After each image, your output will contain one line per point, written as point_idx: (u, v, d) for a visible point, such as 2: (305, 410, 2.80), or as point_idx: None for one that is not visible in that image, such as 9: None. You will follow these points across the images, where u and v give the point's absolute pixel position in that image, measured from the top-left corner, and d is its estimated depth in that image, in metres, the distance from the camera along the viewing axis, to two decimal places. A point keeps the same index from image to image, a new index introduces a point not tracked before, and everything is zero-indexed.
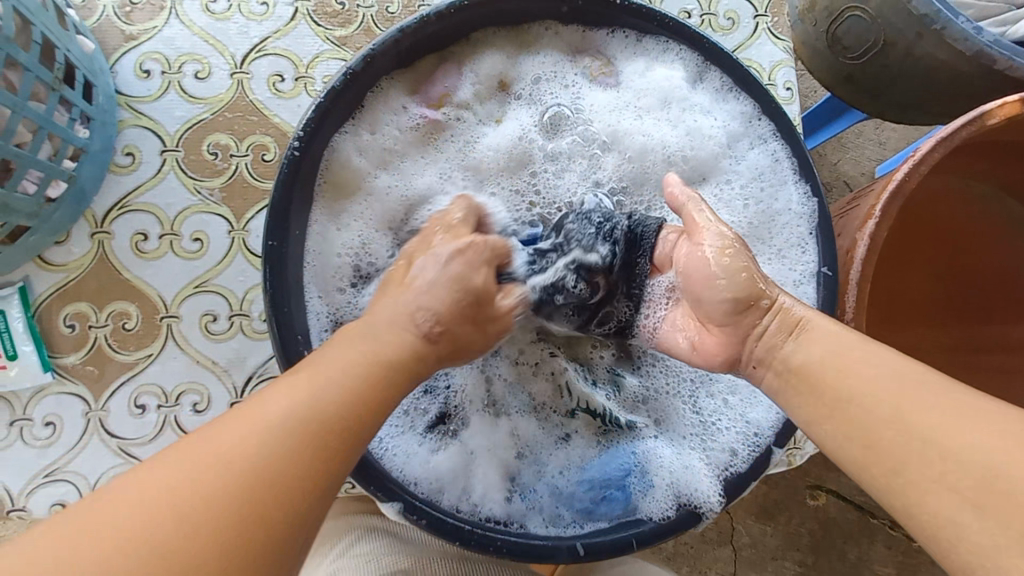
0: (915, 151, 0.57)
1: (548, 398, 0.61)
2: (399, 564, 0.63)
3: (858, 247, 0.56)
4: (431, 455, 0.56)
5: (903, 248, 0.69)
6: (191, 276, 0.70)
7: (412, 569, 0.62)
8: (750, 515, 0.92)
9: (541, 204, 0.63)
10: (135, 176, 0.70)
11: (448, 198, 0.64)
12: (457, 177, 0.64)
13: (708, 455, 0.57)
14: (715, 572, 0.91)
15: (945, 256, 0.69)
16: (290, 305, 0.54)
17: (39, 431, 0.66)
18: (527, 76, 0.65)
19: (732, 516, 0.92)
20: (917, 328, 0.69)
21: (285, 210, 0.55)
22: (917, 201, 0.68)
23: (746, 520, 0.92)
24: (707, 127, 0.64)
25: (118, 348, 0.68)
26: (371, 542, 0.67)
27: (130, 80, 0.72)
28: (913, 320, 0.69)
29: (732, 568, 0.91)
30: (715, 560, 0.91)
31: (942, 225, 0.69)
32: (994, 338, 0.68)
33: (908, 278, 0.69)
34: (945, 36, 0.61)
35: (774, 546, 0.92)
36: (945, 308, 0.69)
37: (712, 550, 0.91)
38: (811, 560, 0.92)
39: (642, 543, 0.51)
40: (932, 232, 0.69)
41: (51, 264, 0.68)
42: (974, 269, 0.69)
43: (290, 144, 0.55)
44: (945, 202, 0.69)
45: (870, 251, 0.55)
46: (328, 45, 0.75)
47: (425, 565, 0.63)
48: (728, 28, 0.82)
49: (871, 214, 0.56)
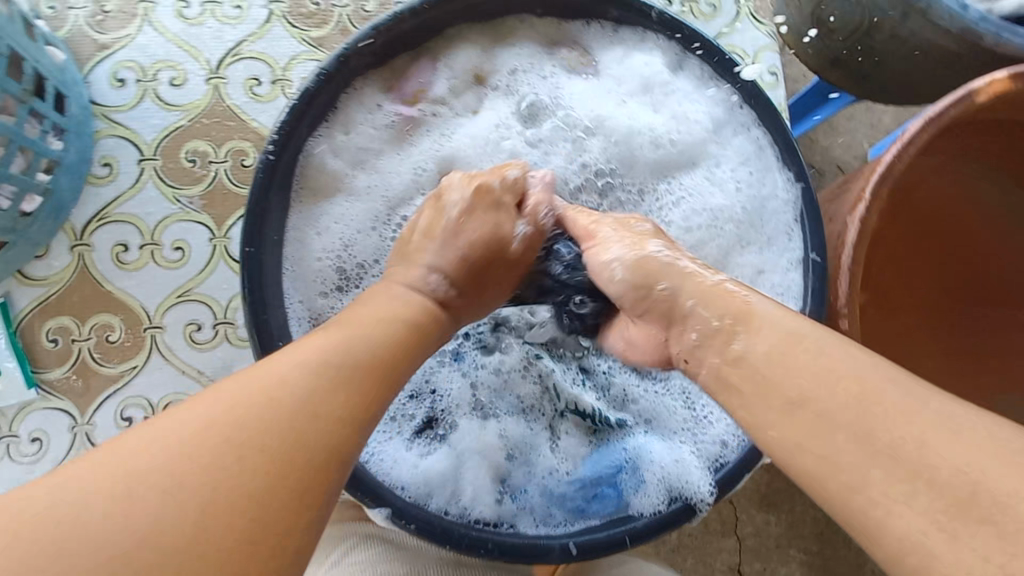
0: (903, 132, 0.56)
1: (537, 401, 0.60)
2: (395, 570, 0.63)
3: (848, 231, 0.56)
4: (420, 459, 0.56)
5: (893, 230, 0.68)
6: (174, 285, 0.69)
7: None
8: (753, 504, 0.91)
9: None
10: (113, 186, 0.70)
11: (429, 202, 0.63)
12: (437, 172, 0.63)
13: (699, 448, 0.56)
14: (719, 563, 0.91)
15: (936, 237, 0.68)
16: (272, 309, 0.54)
17: (26, 447, 0.66)
18: (503, 68, 0.64)
19: (734, 505, 0.91)
20: (908, 310, 0.68)
21: (262, 215, 0.54)
22: (909, 182, 0.67)
23: (749, 509, 0.91)
24: (692, 112, 0.63)
25: (103, 361, 0.67)
26: (368, 549, 0.67)
27: (104, 89, 0.71)
28: (906, 302, 0.68)
29: (738, 559, 0.91)
30: (720, 551, 0.91)
31: (930, 204, 0.68)
32: (984, 313, 0.68)
33: (901, 260, 0.68)
34: (930, 16, 0.60)
35: (778, 534, 0.91)
36: (937, 291, 0.68)
37: (717, 541, 0.91)
38: (816, 547, 0.92)
39: (636, 539, 0.51)
40: (920, 210, 0.68)
41: (30, 279, 0.68)
42: (965, 250, 0.69)
43: (265, 148, 0.54)
44: (936, 181, 0.68)
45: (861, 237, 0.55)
46: (305, 46, 0.74)
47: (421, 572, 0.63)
48: (711, 14, 0.81)
49: (861, 197, 0.56)
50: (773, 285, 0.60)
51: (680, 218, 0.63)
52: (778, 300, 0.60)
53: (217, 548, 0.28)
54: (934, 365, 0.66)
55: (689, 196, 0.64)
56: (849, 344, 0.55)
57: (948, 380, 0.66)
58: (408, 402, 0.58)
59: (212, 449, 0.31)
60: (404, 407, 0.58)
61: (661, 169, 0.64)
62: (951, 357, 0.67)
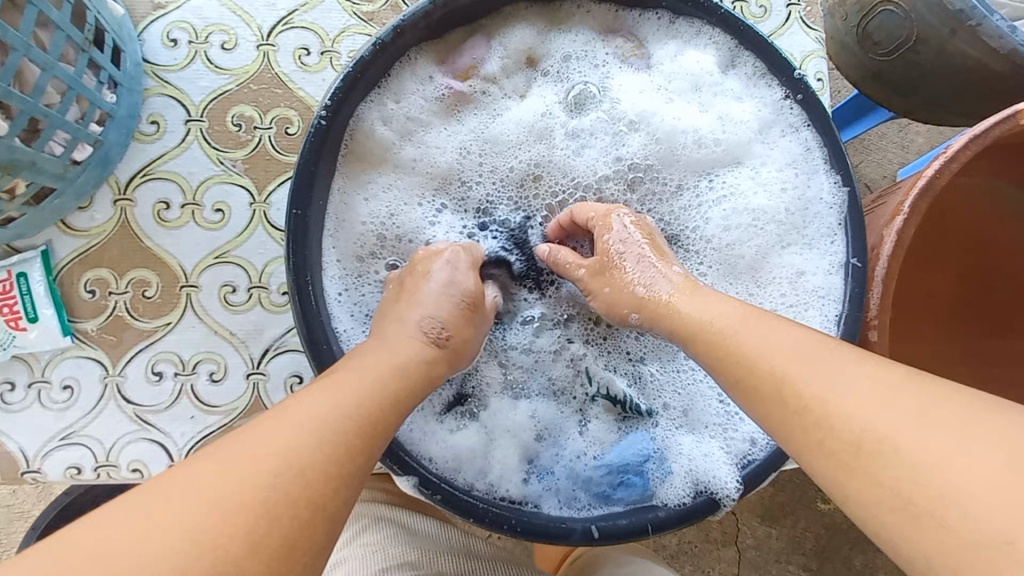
0: (948, 147, 0.56)
1: (569, 383, 0.60)
2: (405, 555, 0.65)
3: (884, 245, 0.55)
4: (450, 433, 0.56)
5: (922, 243, 0.68)
6: (212, 246, 0.70)
7: (419, 561, 0.64)
8: (756, 517, 0.91)
9: (547, 181, 0.63)
10: (158, 144, 0.70)
11: (515, 194, 0.63)
12: (513, 162, 0.63)
13: (728, 445, 0.56)
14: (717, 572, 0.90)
15: (972, 259, 0.68)
16: (314, 273, 0.54)
17: (58, 394, 0.66)
18: (557, 53, 0.64)
19: (737, 517, 0.91)
20: (932, 329, 0.68)
21: (310, 178, 0.54)
22: (945, 203, 0.67)
23: (751, 521, 0.91)
24: (739, 111, 0.63)
25: (138, 315, 0.68)
26: (378, 533, 0.69)
27: (156, 48, 0.72)
28: (924, 317, 0.68)
29: (736, 570, 0.91)
30: (719, 560, 0.90)
31: (965, 220, 0.68)
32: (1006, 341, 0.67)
33: (931, 282, 0.68)
34: (980, 33, 0.60)
35: (778, 549, 0.91)
36: (972, 313, 0.68)
37: (716, 551, 0.91)
38: (815, 564, 0.91)
39: (658, 528, 0.50)
40: (952, 226, 0.68)
41: (73, 229, 0.68)
42: (1002, 273, 0.68)
43: (317, 114, 0.55)
44: (976, 203, 0.67)
45: (896, 247, 0.55)
46: (355, 20, 0.74)
47: (432, 561, 0.65)
48: (761, 16, 0.80)
49: (899, 210, 0.56)
50: (814, 290, 0.60)
51: (720, 217, 0.64)
52: (817, 304, 0.59)
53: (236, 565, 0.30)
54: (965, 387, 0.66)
55: (732, 194, 0.64)
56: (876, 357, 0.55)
57: None
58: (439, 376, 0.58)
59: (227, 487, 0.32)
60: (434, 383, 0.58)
61: (703, 167, 0.64)
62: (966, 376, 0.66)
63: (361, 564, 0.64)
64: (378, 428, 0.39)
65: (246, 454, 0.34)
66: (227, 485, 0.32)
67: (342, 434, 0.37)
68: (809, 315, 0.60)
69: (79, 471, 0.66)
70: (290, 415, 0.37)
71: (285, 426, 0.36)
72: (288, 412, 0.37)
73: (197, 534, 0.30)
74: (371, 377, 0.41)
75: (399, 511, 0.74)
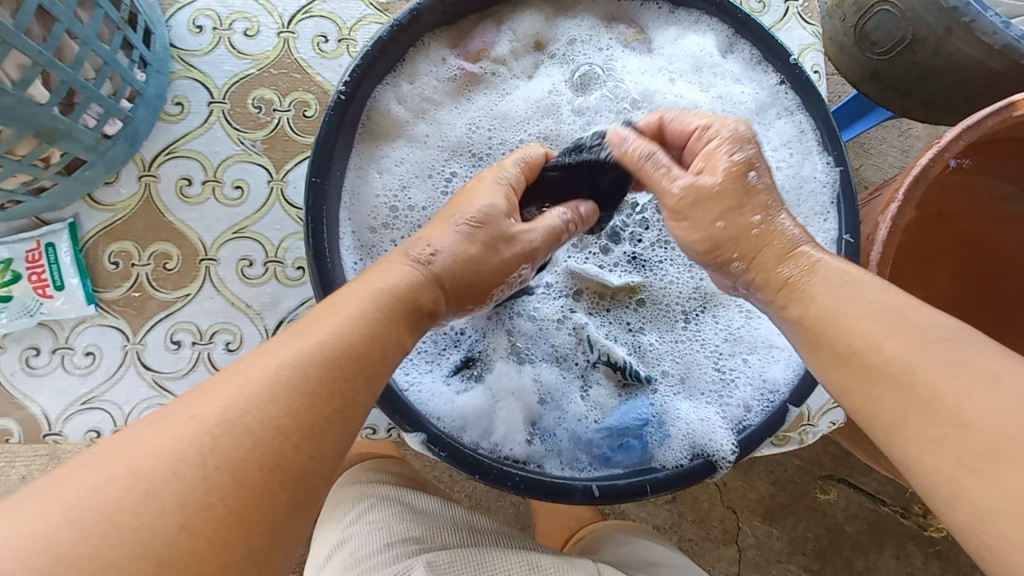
0: (942, 137, 0.58)
1: (572, 350, 0.62)
2: (410, 531, 0.66)
3: (881, 229, 0.58)
4: (456, 395, 0.58)
5: (919, 243, 0.70)
6: (231, 222, 0.73)
7: (423, 537, 0.66)
8: (757, 516, 0.92)
9: (556, 152, 0.66)
10: (183, 124, 0.74)
11: None
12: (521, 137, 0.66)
13: (724, 410, 0.58)
14: (718, 570, 0.92)
15: (962, 253, 0.71)
16: (331, 239, 0.57)
17: (80, 359, 0.69)
18: (563, 37, 0.67)
19: (737, 516, 0.92)
20: None
21: (329, 149, 0.58)
22: (935, 199, 0.69)
23: (752, 520, 0.92)
24: (739, 93, 0.65)
25: (159, 286, 0.71)
26: (383, 510, 0.69)
27: (182, 34, 0.75)
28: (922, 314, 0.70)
29: (736, 568, 0.92)
30: (719, 559, 0.92)
31: (955, 219, 0.70)
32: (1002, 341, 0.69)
33: (927, 277, 0.70)
34: (974, 29, 0.62)
35: (779, 549, 0.92)
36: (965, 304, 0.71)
37: (716, 549, 0.92)
38: (816, 565, 0.93)
39: (656, 488, 0.53)
40: (948, 228, 0.70)
41: (99, 203, 0.72)
42: (993, 265, 0.71)
43: (338, 89, 0.58)
44: (963, 199, 0.70)
45: (892, 233, 0.57)
46: (371, 10, 0.78)
47: (435, 535, 0.67)
48: (760, 10, 0.84)
49: (894, 198, 0.58)
50: None
51: None
52: None
53: (198, 521, 0.29)
54: None
55: None
56: None
57: None
58: (446, 342, 0.60)
59: (185, 442, 0.31)
60: (442, 348, 0.60)
61: None
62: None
63: (368, 541, 0.65)
64: (359, 380, 0.37)
65: (216, 419, 0.32)
66: (185, 438, 0.31)
67: (314, 385, 0.35)
68: None
69: (99, 434, 0.68)
70: (261, 372, 0.34)
71: (258, 386, 0.33)
72: (258, 368, 0.34)
73: (167, 513, 0.29)
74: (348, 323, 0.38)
75: (404, 493, 0.73)
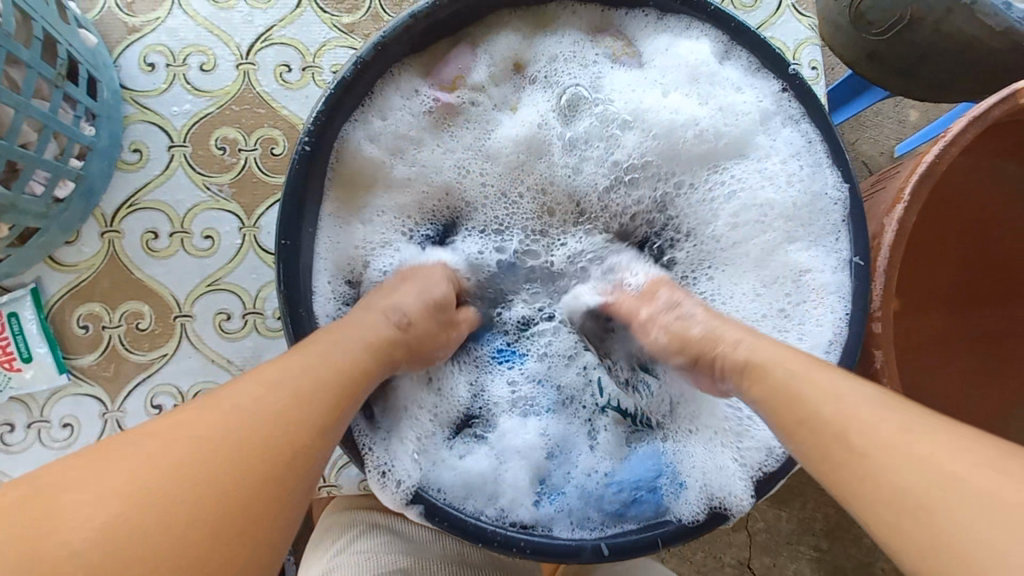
0: (948, 130, 0.54)
1: (578, 394, 0.61)
2: (398, 563, 0.60)
3: (886, 233, 0.55)
4: (459, 460, 0.56)
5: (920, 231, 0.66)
6: (204, 274, 0.69)
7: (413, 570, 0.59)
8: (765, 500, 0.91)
9: (555, 202, 0.64)
10: (142, 173, 0.69)
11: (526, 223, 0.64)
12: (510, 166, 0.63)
13: (742, 456, 0.54)
14: (729, 558, 0.90)
15: (970, 238, 0.66)
16: (307, 303, 0.53)
17: (57, 433, 0.66)
18: (543, 56, 0.62)
19: None
20: (925, 310, 0.67)
21: (297, 207, 0.53)
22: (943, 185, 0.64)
23: (761, 505, 0.91)
24: (741, 102, 0.60)
25: (132, 348, 0.67)
26: (371, 539, 0.63)
27: (133, 74, 0.70)
28: (908, 312, 0.66)
29: (747, 554, 0.91)
30: (729, 545, 0.91)
31: (963, 205, 0.65)
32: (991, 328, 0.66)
33: (930, 267, 0.67)
34: (977, 12, 0.57)
35: (789, 531, 0.91)
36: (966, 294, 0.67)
37: (726, 535, 0.91)
38: (826, 544, 0.91)
39: (668, 542, 0.50)
40: (953, 213, 0.65)
41: (61, 264, 0.67)
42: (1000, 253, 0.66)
43: (300, 139, 0.53)
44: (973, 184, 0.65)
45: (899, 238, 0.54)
46: (335, 33, 0.72)
47: (425, 566, 0.60)
48: (751, 5, 0.78)
49: (900, 198, 0.54)
50: (820, 285, 0.58)
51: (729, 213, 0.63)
52: (820, 300, 0.58)
53: None
54: (956, 370, 0.66)
55: (741, 185, 0.62)
56: (879, 351, 0.54)
57: (972, 392, 0.65)
58: (444, 402, 0.58)
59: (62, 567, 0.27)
60: (444, 409, 0.58)
61: (708, 159, 0.63)
62: (955, 377, 0.65)
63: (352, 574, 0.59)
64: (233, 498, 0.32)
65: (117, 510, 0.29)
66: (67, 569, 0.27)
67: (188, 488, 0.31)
68: (815, 311, 0.58)
69: None
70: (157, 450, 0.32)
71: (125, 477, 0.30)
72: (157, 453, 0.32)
73: None
74: (316, 379, 0.39)
75: (394, 518, 0.67)
